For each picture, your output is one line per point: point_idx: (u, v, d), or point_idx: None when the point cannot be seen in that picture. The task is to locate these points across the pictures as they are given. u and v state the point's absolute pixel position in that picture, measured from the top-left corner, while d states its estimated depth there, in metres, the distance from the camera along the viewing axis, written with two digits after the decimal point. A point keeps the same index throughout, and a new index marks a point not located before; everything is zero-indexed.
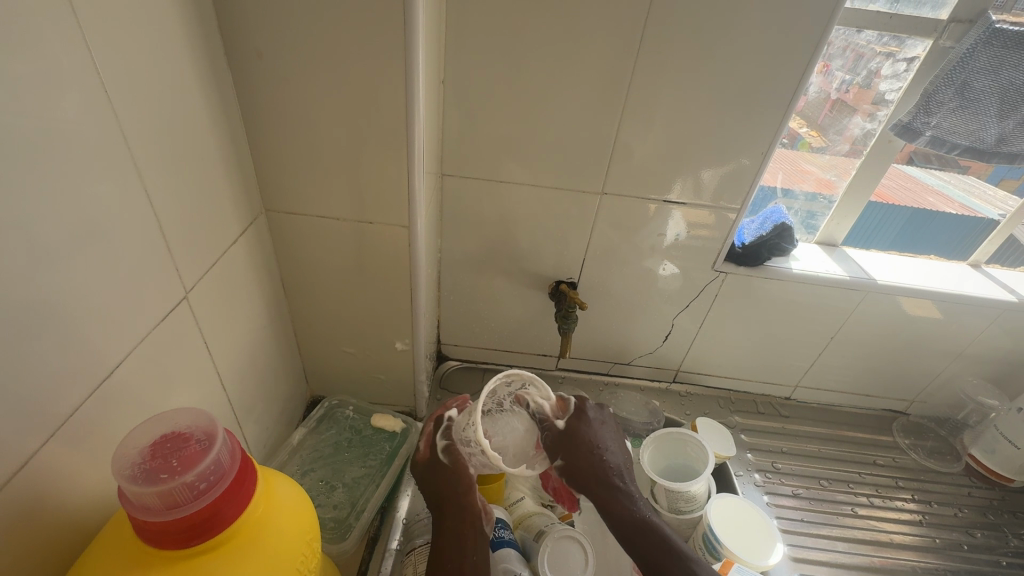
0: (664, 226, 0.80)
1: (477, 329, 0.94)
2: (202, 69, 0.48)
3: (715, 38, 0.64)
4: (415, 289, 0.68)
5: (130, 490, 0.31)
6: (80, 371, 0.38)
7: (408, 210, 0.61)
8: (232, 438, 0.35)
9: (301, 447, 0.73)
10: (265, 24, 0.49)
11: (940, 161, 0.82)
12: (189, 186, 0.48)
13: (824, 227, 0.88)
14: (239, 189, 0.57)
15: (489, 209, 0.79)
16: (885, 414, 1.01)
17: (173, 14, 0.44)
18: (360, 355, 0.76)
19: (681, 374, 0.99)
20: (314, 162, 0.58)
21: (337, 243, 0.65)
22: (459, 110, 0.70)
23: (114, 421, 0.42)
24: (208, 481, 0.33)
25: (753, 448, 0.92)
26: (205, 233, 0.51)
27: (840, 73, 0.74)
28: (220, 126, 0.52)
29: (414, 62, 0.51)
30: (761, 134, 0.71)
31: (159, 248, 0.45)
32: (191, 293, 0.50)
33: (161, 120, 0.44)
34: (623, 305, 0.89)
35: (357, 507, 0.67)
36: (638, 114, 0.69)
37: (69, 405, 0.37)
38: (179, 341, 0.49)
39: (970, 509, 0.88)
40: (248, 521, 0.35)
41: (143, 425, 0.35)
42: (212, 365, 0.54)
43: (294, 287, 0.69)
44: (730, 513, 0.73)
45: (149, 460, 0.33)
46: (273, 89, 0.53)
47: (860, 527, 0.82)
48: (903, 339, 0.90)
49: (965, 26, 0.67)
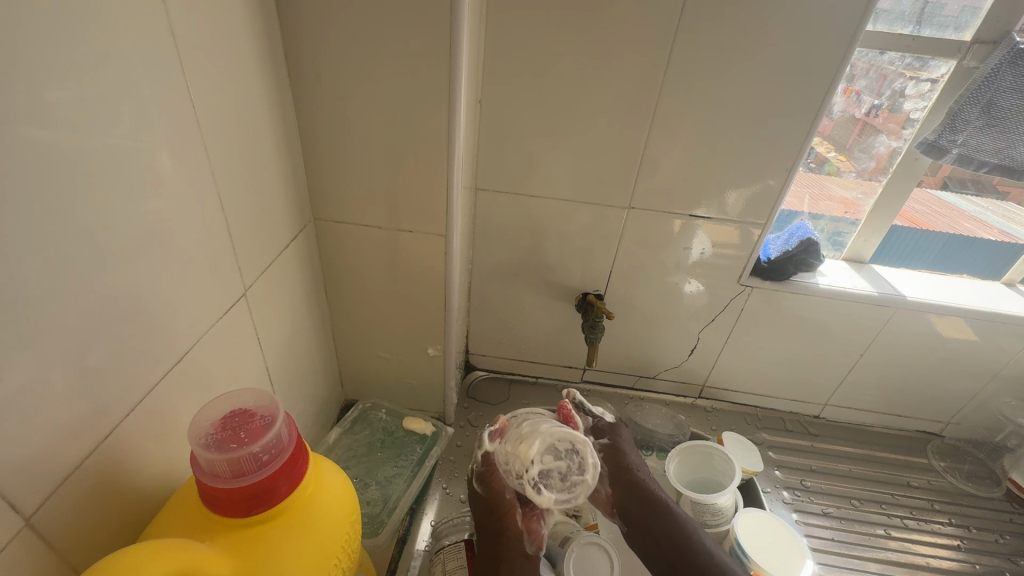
0: (690, 241, 0.82)
1: (504, 339, 0.96)
2: (266, 88, 0.53)
3: (740, 61, 0.67)
4: (449, 295, 0.71)
5: (203, 456, 0.34)
6: (154, 354, 0.42)
7: (445, 220, 0.65)
8: (292, 418, 0.39)
9: (336, 446, 0.76)
10: (324, 50, 0.54)
11: (977, 186, 0.84)
12: (252, 193, 0.53)
13: (851, 244, 0.89)
14: (292, 198, 0.61)
15: (520, 223, 0.83)
16: (919, 436, 0.99)
17: (246, 39, 0.49)
18: (394, 361, 0.80)
19: (707, 389, 0.99)
20: (359, 174, 0.62)
21: (376, 251, 0.69)
22: (494, 128, 0.74)
23: (178, 405, 0.45)
24: (270, 454, 0.36)
25: (781, 466, 0.91)
26: (263, 237, 0.56)
27: (868, 96, 0.75)
28: (279, 141, 0.57)
29: (456, 84, 0.55)
30: (786, 152, 0.73)
31: (225, 247, 0.49)
32: (248, 292, 0.54)
33: (232, 134, 0.49)
34: (649, 318, 0.91)
35: (389, 504, 0.69)
36: (666, 132, 0.72)
37: (144, 386, 0.41)
38: (235, 335, 0.53)
39: (1012, 535, 0.85)
40: (300, 497, 0.38)
41: (215, 400, 0.38)
42: (262, 361, 0.58)
43: (335, 292, 0.73)
44: (761, 530, 0.72)
45: (220, 431, 0.36)
46: (327, 109, 0.58)
47: (895, 549, 0.80)
48: (935, 358, 0.89)
49: (989, 47, 0.69)
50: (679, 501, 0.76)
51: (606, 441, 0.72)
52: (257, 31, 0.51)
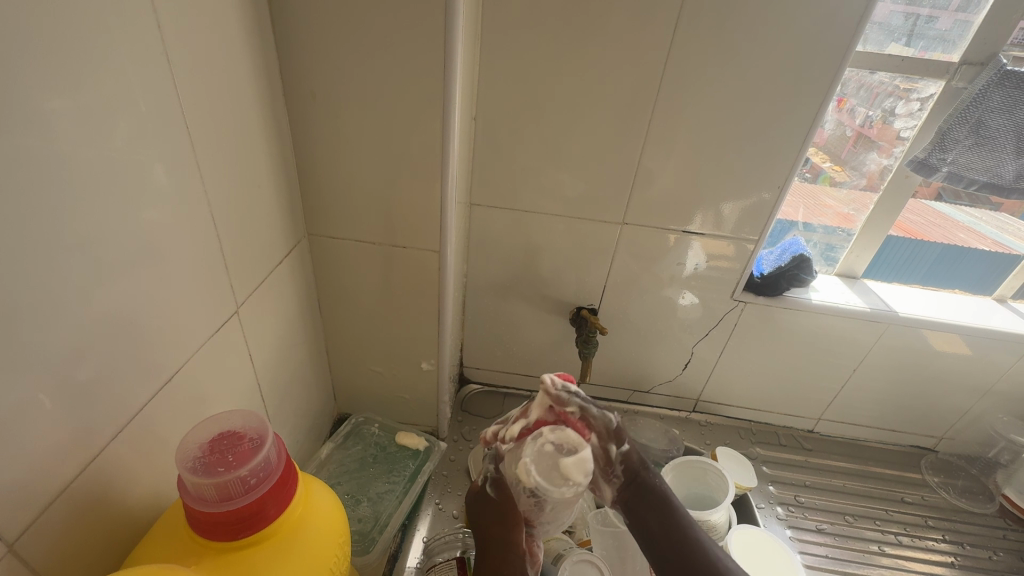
0: (683, 256, 0.82)
1: (498, 353, 0.96)
2: (262, 105, 0.54)
3: (731, 80, 0.68)
4: (443, 309, 0.71)
5: (190, 480, 0.34)
6: (144, 370, 0.42)
7: (438, 236, 0.65)
8: (280, 440, 0.39)
9: (328, 461, 0.75)
10: (320, 70, 0.55)
11: (970, 199, 0.84)
12: (246, 209, 0.53)
13: (843, 259, 0.89)
14: (287, 214, 0.62)
15: (514, 237, 0.83)
16: (913, 450, 0.99)
17: (241, 59, 0.49)
18: (388, 375, 0.80)
19: (701, 403, 0.99)
20: (354, 190, 0.63)
21: (370, 266, 0.69)
22: (488, 144, 0.75)
23: (169, 424, 0.45)
24: (258, 477, 0.36)
25: (775, 481, 0.91)
26: (257, 254, 0.56)
27: (861, 108, 0.76)
28: (274, 157, 0.57)
29: (450, 102, 0.56)
30: (778, 169, 0.74)
31: (218, 265, 0.49)
32: (241, 308, 0.54)
33: (226, 152, 0.49)
34: (643, 333, 0.91)
35: (381, 521, 0.68)
36: (659, 148, 0.73)
37: (134, 405, 0.41)
38: (227, 352, 0.53)
39: (1006, 552, 0.85)
40: (289, 519, 0.38)
41: (203, 422, 0.38)
42: (254, 377, 0.58)
43: (329, 306, 0.73)
44: (753, 547, 0.72)
45: (208, 454, 0.36)
46: (323, 127, 0.59)
47: (889, 566, 0.80)
48: (928, 374, 0.89)
49: (976, 68, 0.70)
50: None
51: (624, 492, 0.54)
52: (254, 49, 0.51)
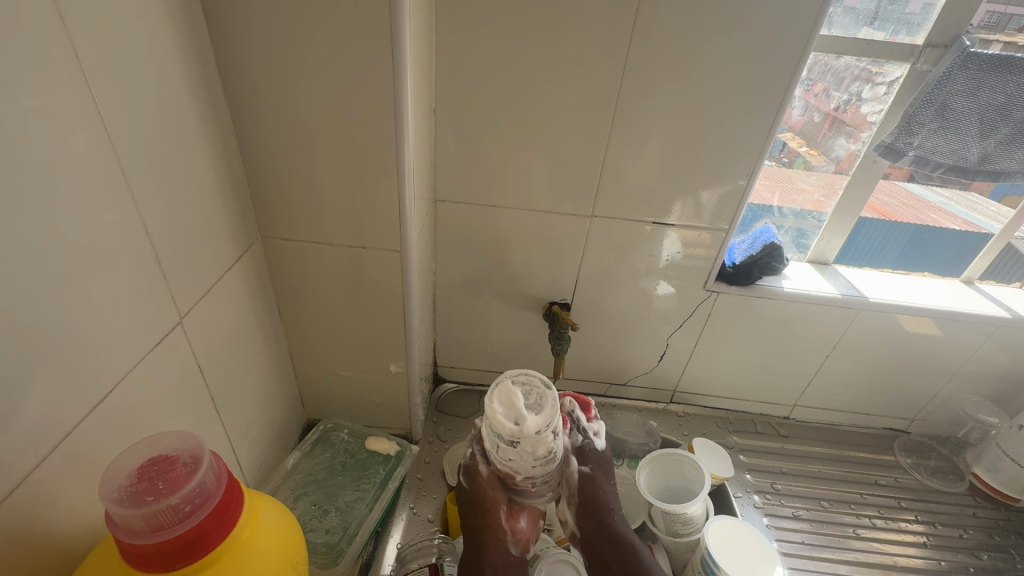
0: (657, 248, 0.81)
1: (473, 351, 0.95)
2: (200, 101, 0.50)
3: (696, 67, 0.66)
4: (409, 309, 0.69)
5: (117, 512, 0.32)
6: (76, 392, 0.39)
7: (400, 235, 0.62)
8: (218, 460, 0.36)
9: (295, 471, 0.73)
10: (262, 63, 0.52)
11: (940, 179, 0.82)
12: (186, 214, 0.50)
13: (815, 246, 0.89)
14: (235, 216, 0.58)
15: (483, 233, 0.81)
16: (886, 433, 1.00)
17: (172, 52, 0.46)
18: (356, 378, 0.77)
19: (678, 394, 0.99)
20: (308, 191, 0.60)
21: (331, 268, 0.66)
22: (452, 137, 0.73)
23: (108, 445, 0.43)
24: (193, 503, 0.34)
25: (752, 469, 0.91)
26: (202, 260, 0.53)
27: (835, 92, 0.75)
28: (218, 157, 0.54)
29: (403, 96, 0.53)
30: (747, 157, 0.73)
31: (156, 274, 0.47)
32: (187, 318, 0.51)
33: (160, 154, 0.46)
34: (618, 325, 0.90)
35: (350, 532, 0.67)
36: (627, 139, 0.71)
37: (65, 428, 0.39)
38: (173, 366, 0.50)
39: (977, 530, 0.86)
40: (235, 541, 0.36)
41: (131, 448, 0.36)
42: (207, 389, 0.55)
43: (290, 311, 0.71)
44: (728, 535, 0.72)
45: (136, 483, 0.34)
46: (270, 124, 0.56)
47: (865, 549, 0.81)
48: (901, 357, 0.90)
49: (940, 50, 0.69)
50: (651, 512, 0.75)
51: (588, 469, 0.65)
52: (188, 43, 0.48)
